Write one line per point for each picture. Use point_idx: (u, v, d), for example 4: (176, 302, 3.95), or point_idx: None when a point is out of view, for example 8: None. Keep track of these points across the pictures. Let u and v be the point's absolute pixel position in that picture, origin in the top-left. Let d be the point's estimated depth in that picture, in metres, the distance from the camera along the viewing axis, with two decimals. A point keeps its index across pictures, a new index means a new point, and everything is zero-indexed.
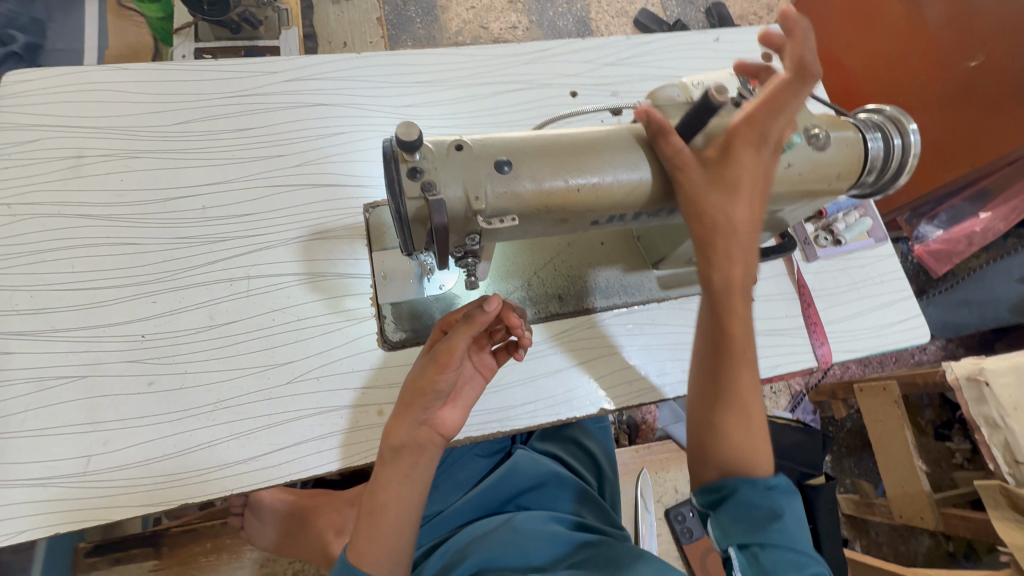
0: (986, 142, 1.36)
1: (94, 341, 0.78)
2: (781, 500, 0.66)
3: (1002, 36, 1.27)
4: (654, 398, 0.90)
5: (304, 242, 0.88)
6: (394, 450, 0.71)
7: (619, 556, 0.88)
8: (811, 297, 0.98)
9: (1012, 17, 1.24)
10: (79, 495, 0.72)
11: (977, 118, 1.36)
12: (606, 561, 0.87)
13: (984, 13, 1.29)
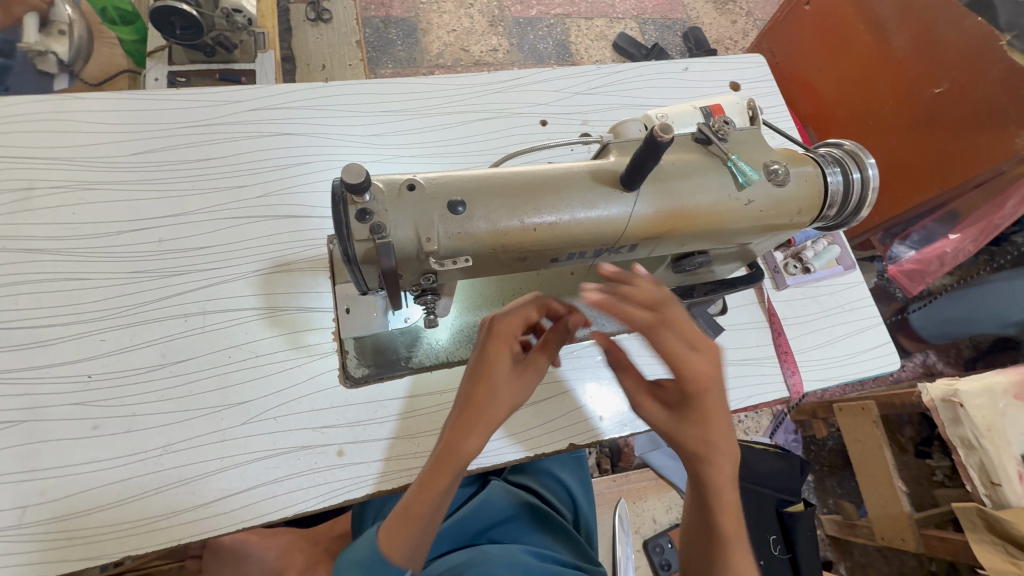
0: (951, 167, 1.37)
1: (36, 382, 0.74)
2: None
3: (965, 65, 1.30)
4: (625, 431, 0.89)
5: (264, 275, 0.86)
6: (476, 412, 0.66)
7: None
8: (782, 326, 0.98)
9: (973, 46, 1.28)
10: (12, 550, 0.68)
11: (944, 142, 1.38)
12: None
13: (949, 40, 1.31)
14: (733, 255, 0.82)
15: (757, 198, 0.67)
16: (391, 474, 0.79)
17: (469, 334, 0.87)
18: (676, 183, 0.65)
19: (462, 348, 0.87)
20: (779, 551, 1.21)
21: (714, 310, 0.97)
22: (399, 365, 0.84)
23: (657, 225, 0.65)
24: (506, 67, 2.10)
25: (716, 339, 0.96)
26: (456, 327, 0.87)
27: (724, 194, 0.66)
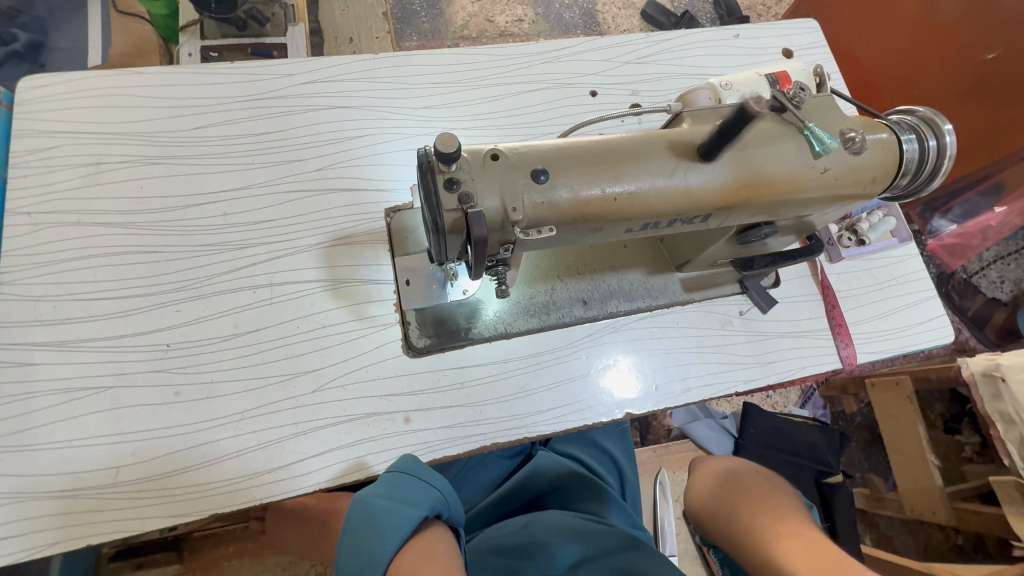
0: (1003, 134, 1.35)
1: (119, 350, 0.77)
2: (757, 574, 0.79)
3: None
4: (680, 401, 0.90)
5: (326, 248, 0.87)
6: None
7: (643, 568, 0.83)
8: (835, 299, 0.98)
9: None
10: (108, 507, 0.72)
11: (998, 109, 1.34)
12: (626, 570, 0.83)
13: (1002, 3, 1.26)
14: (797, 226, 0.81)
15: (832, 167, 0.67)
16: (456, 440, 0.82)
17: (526, 306, 0.89)
18: (753, 151, 0.64)
19: (519, 320, 0.89)
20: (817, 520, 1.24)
21: (766, 282, 0.97)
22: (459, 336, 0.86)
23: (732, 194, 0.64)
24: (533, 38, 2.06)
25: (769, 311, 0.96)
26: (513, 299, 0.89)
27: (800, 162, 0.66)
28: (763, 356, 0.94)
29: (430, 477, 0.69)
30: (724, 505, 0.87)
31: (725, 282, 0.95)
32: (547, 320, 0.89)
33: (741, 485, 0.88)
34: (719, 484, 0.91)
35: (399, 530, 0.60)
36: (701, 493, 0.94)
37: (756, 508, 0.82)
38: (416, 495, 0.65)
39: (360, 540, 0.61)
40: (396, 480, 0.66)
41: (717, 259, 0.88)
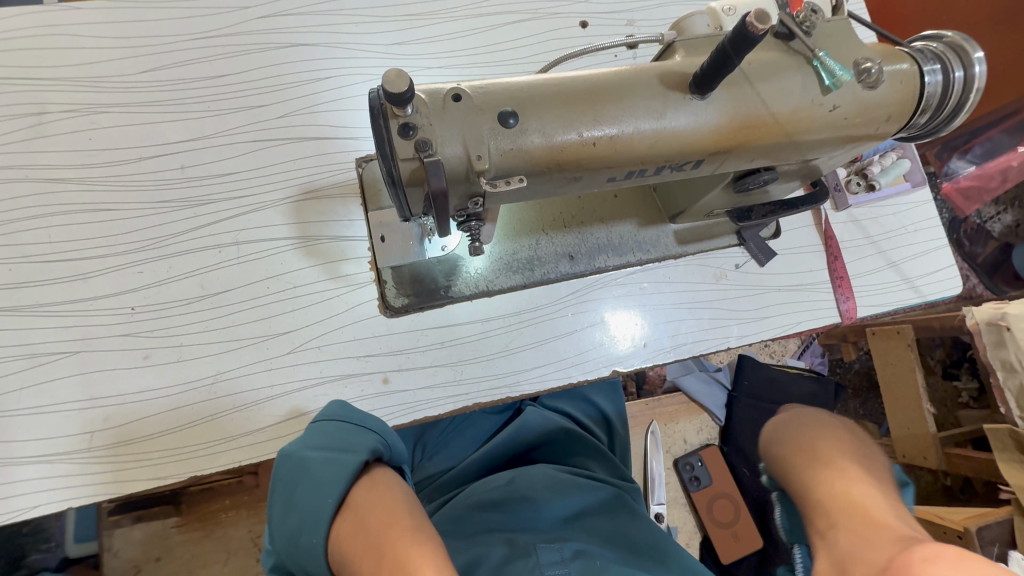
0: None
1: (82, 314, 0.74)
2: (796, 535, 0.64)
3: None
4: (669, 358, 0.87)
5: (294, 203, 0.82)
6: (406, 567, 0.47)
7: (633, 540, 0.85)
8: (838, 250, 0.92)
9: None
10: (86, 470, 0.71)
11: None
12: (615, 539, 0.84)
13: None
14: (801, 171, 0.74)
15: (841, 105, 0.59)
16: (437, 400, 0.80)
17: (509, 262, 0.85)
18: (753, 86, 0.57)
19: (501, 277, 0.84)
20: None
21: (766, 234, 0.91)
22: (438, 295, 0.82)
23: (728, 136, 0.58)
24: None
25: (767, 265, 0.91)
26: (495, 255, 0.84)
27: (806, 98, 0.59)
28: (759, 311, 0.89)
29: (365, 421, 0.64)
30: (796, 474, 0.58)
31: (721, 234, 0.89)
32: (531, 276, 0.85)
33: (815, 453, 0.59)
34: (794, 446, 0.61)
35: (337, 473, 0.55)
36: (768, 446, 0.64)
37: (833, 491, 0.54)
38: (354, 441, 0.59)
39: (292, 497, 0.55)
40: (324, 429, 0.62)
41: (714, 209, 0.82)
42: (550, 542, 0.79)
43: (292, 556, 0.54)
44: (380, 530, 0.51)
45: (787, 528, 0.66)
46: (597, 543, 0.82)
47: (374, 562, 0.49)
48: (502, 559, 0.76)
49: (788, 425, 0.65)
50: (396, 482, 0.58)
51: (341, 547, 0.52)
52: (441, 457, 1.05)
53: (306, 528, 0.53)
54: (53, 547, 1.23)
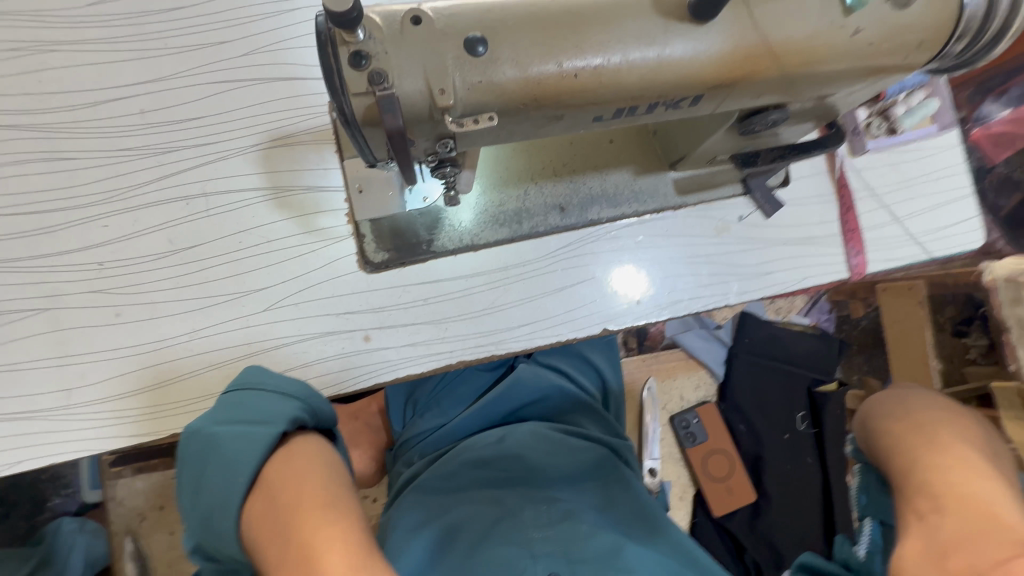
0: None
1: (49, 270, 0.71)
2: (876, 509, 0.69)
3: None
4: (664, 316, 0.83)
5: (263, 150, 0.76)
6: (310, 537, 0.49)
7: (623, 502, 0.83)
8: (852, 200, 0.85)
9: None
10: (65, 428, 0.71)
11: None
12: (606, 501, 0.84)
13: None
14: (814, 111, 0.67)
15: (863, 30, 0.52)
16: (420, 359, 0.78)
17: (495, 214, 0.80)
18: (760, 7, 0.50)
19: (487, 230, 0.79)
20: (803, 426, 1.24)
21: (773, 182, 0.84)
22: (420, 249, 0.78)
23: (731, 68, 0.51)
24: None
25: (773, 216, 0.84)
26: (480, 206, 0.79)
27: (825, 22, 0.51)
28: (761, 266, 0.84)
29: (281, 385, 0.63)
30: (905, 451, 0.57)
31: (725, 182, 0.83)
32: (519, 230, 0.80)
33: (927, 434, 0.57)
34: (907, 424, 0.59)
35: (249, 450, 0.55)
36: (876, 420, 0.63)
37: (943, 473, 0.53)
38: (269, 409, 0.59)
39: (202, 472, 0.57)
40: (236, 399, 0.61)
41: (717, 154, 0.75)
42: (537, 502, 0.81)
43: (207, 532, 0.55)
44: (291, 509, 0.52)
45: (862, 503, 0.70)
46: (585, 501, 0.83)
47: (280, 543, 0.50)
48: (492, 519, 0.78)
49: (902, 404, 0.63)
50: (314, 449, 0.58)
51: (253, 526, 0.53)
52: (432, 415, 1.02)
53: (219, 507, 0.54)
54: (72, 492, 1.26)
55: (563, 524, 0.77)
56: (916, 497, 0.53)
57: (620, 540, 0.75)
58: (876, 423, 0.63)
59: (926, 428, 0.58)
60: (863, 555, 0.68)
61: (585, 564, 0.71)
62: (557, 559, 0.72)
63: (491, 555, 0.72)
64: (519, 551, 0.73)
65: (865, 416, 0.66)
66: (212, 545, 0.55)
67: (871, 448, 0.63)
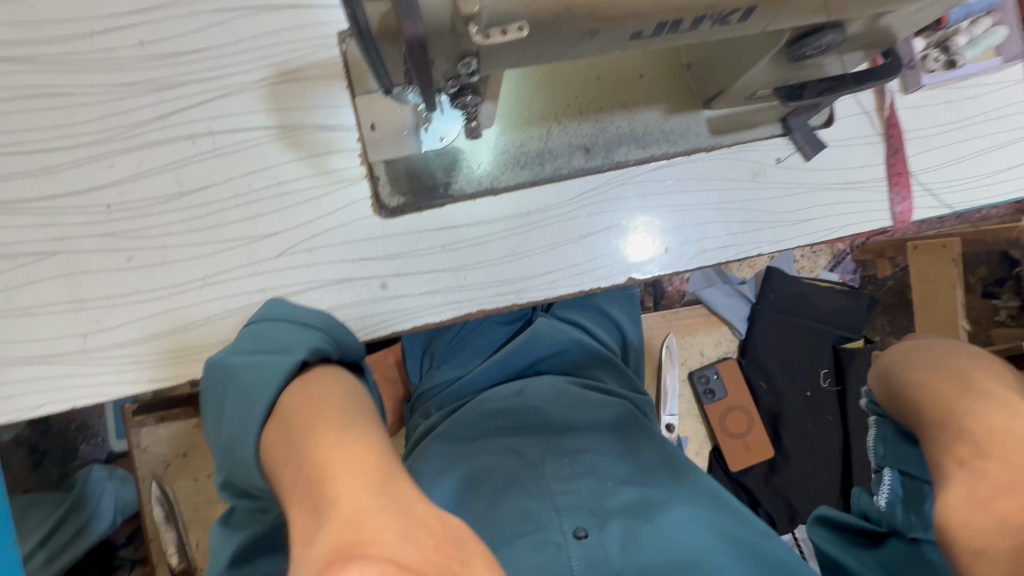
0: None
1: (57, 212, 0.69)
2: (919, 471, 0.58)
3: None
4: (692, 265, 0.79)
5: (271, 85, 0.72)
6: (321, 458, 0.43)
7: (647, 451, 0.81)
8: (901, 141, 0.79)
9: None
10: (85, 372, 0.70)
11: None
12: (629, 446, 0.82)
13: None
14: (870, 36, 0.60)
15: None
16: (438, 307, 0.76)
17: (516, 155, 0.75)
18: None
19: (508, 172, 0.75)
20: (826, 383, 1.22)
21: (816, 121, 0.78)
22: (437, 193, 0.74)
23: None
24: None
25: (813, 159, 0.78)
26: (501, 146, 0.75)
27: None
28: (798, 213, 0.79)
29: (308, 320, 0.63)
30: (936, 395, 0.51)
31: (763, 122, 0.77)
32: (540, 171, 0.76)
33: (960, 378, 0.51)
34: (938, 370, 0.53)
35: (267, 376, 0.53)
36: (897, 369, 0.56)
37: (988, 419, 0.47)
38: (291, 343, 0.58)
39: (224, 402, 0.55)
40: (259, 333, 0.61)
41: (756, 90, 0.70)
42: (559, 456, 0.76)
43: (232, 465, 0.53)
44: (306, 434, 0.46)
45: (880, 454, 0.61)
46: (608, 452, 0.79)
47: (294, 466, 0.44)
48: (512, 471, 0.75)
49: (928, 351, 0.56)
50: (332, 380, 0.55)
51: (270, 455, 0.48)
52: (449, 366, 1.01)
53: (239, 436, 0.52)
54: (100, 441, 1.30)
55: (588, 477, 0.73)
56: (953, 441, 0.48)
57: (646, 492, 0.71)
58: (898, 371, 0.56)
59: (952, 371, 0.52)
60: (883, 505, 0.60)
61: (610, 518, 0.66)
62: (583, 507, 0.68)
63: (512, 508, 0.69)
64: (541, 505, 0.69)
65: (886, 364, 0.58)
66: (238, 476, 0.53)
67: (889, 399, 0.57)
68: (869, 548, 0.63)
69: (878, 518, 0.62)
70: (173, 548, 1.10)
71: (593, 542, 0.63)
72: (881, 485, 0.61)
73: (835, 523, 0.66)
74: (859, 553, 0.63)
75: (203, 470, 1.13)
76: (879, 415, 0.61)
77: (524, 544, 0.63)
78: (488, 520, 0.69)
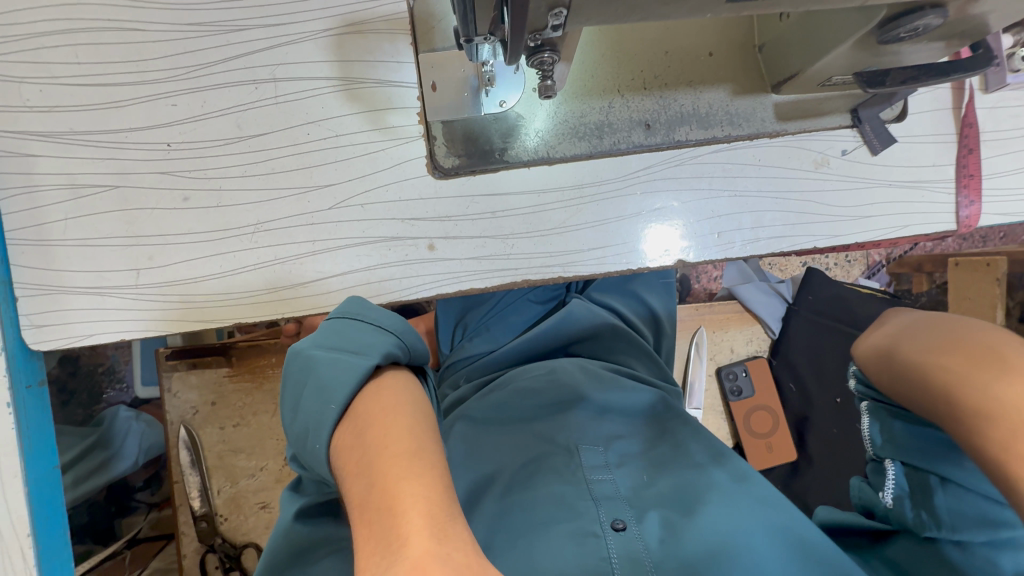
0: None
1: (118, 147, 0.70)
2: (935, 464, 0.55)
3: None
4: (744, 253, 0.77)
5: (335, 36, 0.71)
6: (391, 482, 0.43)
7: (686, 440, 0.80)
8: (976, 141, 0.76)
9: None
10: (136, 306, 0.71)
11: None
12: (662, 435, 0.82)
13: None
14: (962, 25, 0.57)
15: None
16: (483, 272, 0.75)
17: (574, 126, 0.74)
18: None
19: (564, 143, 0.74)
20: None
21: (887, 115, 0.76)
22: (492, 157, 0.74)
23: None
24: None
25: (881, 154, 0.76)
26: (561, 115, 0.73)
27: None
28: (858, 208, 0.77)
29: (381, 318, 0.59)
30: (969, 383, 0.47)
31: (829, 112, 0.75)
32: (598, 145, 0.74)
33: (975, 358, 0.47)
34: (956, 350, 0.49)
35: (343, 376, 0.50)
36: (909, 357, 0.51)
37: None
38: (363, 340, 0.55)
39: (300, 394, 0.53)
40: (336, 327, 0.57)
41: (831, 76, 0.67)
42: (594, 443, 0.76)
43: (301, 452, 0.52)
44: (377, 450, 0.46)
45: (879, 443, 0.60)
46: (637, 443, 0.80)
47: (363, 481, 0.44)
48: (545, 455, 0.75)
49: (926, 329, 0.52)
50: (405, 389, 0.52)
51: (340, 457, 0.48)
52: (480, 340, 1.01)
53: (312, 428, 0.50)
54: (125, 388, 1.35)
55: (622, 466, 0.74)
56: (1001, 429, 0.45)
57: (687, 484, 0.70)
58: (918, 362, 0.50)
59: (967, 355, 0.48)
60: (890, 502, 0.59)
61: (648, 510, 0.67)
62: (621, 500, 0.68)
63: (545, 487, 0.69)
64: (579, 489, 0.69)
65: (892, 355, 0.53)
66: (306, 460, 0.52)
67: (894, 382, 0.53)
68: (876, 547, 0.62)
69: (885, 514, 0.61)
70: (196, 493, 1.12)
71: (632, 535, 0.62)
72: (884, 480, 0.60)
73: (840, 526, 0.67)
74: (872, 556, 0.62)
75: (228, 419, 1.15)
76: (872, 400, 0.60)
77: (559, 531, 0.63)
78: (520, 499, 0.69)
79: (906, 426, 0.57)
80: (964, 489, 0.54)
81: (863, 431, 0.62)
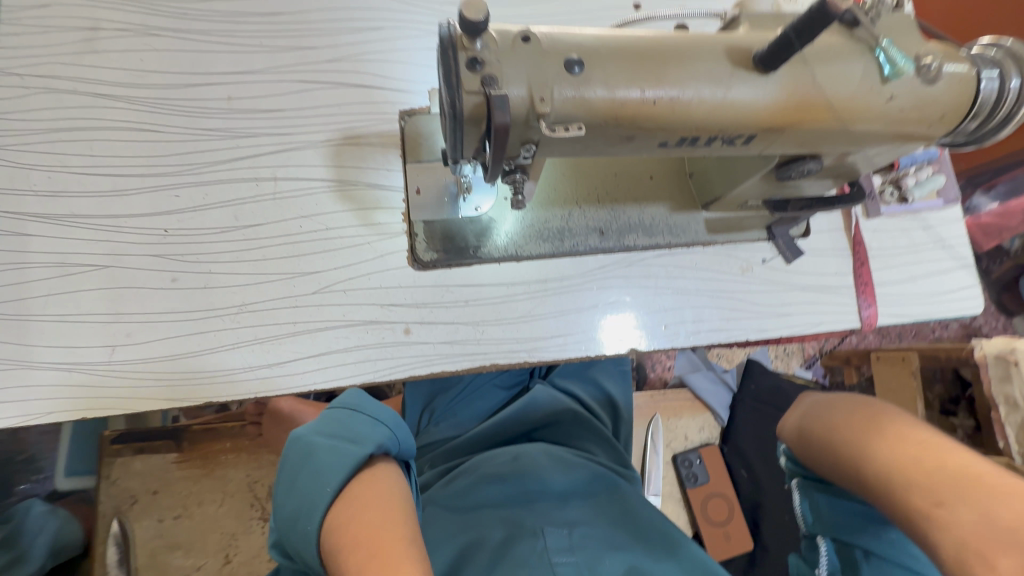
0: None
1: (116, 231, 0.75)
2: (862, 539, 0.61)
3: None
4: (687, 344, 0.87)
5: (335, 146, 0.82)
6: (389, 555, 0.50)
7: (646, 528, 0.83)
8: (866, 256, 0.92)
9: None
10: (102, 383, 0.71)
11: None
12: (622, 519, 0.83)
13: None
14: (839, 169, 0.74)
15: (901, 96, 0.59)
16: (455, 356, 0.81)
17: (540, 230, 0.84)
18: (814, 65, 0.57)
19: (531, 243, 0.84)
20: None
21: (796, 232, 0.92)
22: (468, 254, 0.82)
23: (785, 114, 0.57)
24: None
25: (794, 263, 0.91)
26: (528, 220, 0.84)
27: (866, 86, 0.58)
28: (780, 307, 0.90)
29: (378, 412, 0.62)
30: (865, 445, 0.58)
31: (751, 227, 0.90)
32: (560, 246, 0.85)
33: (868, 424, 0.59)
34: (849, 423, 0.61)
35: (337, 466, 0.55)
36: (814, 431, 0.63)
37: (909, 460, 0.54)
38: (362, 432, 0.59)
39: (295, 480, 0.57)
40: (337, 417, 0.62)
41: (748, 200, 0.82)
42: (558, 525, 0.78)
43: (289, 534, 0.55)
44: (372, 525, 0.52)
45: (810, 521, 0.67)
46: (598, 525, 0.80)
47: (360, 556, 0.50)
48: (502, 542, 0.75)
49: (830, 405, 0.64)
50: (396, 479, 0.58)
51: (334, 537, 0.52)
52: (446, 425, 1.04)
53: (302, 513, 0.54)
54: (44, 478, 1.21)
55: (583, 549, 0.74)
56: (896, 482, 0.54)
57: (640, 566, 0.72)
58: (825, 434, 0.62)
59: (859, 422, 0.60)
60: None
61: None
62: None
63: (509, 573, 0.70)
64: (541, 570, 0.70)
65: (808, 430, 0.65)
66: (289, 541, 0.56)
67: (815, 458, 0.63)
68: None
69: None
70: None
71: None
72: (819, 559, 0.65)
73: None
74: None
75: (170, 510, 1.08)
76: (800, 477, 0.68)
77: None
78: None
79: (829, 499, 0.64)
80: (885, 562, 0.60)
81: (797, 510, 0.68)
